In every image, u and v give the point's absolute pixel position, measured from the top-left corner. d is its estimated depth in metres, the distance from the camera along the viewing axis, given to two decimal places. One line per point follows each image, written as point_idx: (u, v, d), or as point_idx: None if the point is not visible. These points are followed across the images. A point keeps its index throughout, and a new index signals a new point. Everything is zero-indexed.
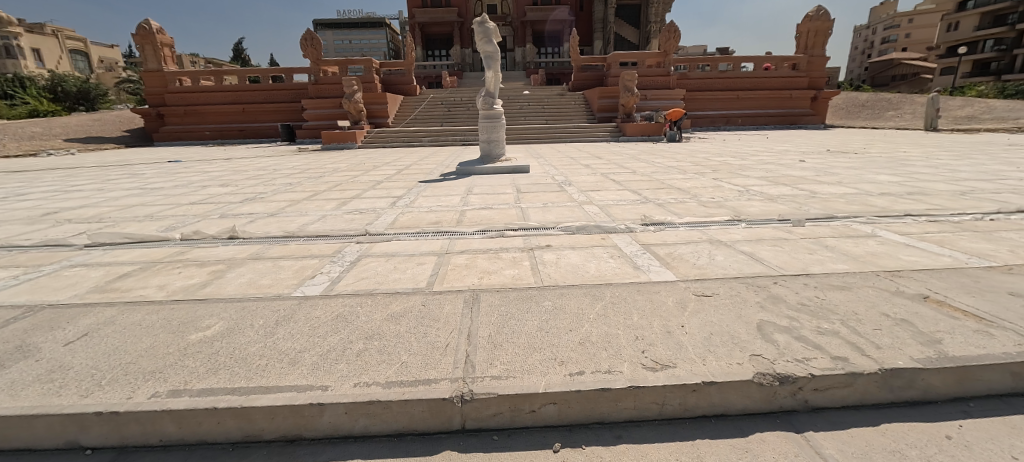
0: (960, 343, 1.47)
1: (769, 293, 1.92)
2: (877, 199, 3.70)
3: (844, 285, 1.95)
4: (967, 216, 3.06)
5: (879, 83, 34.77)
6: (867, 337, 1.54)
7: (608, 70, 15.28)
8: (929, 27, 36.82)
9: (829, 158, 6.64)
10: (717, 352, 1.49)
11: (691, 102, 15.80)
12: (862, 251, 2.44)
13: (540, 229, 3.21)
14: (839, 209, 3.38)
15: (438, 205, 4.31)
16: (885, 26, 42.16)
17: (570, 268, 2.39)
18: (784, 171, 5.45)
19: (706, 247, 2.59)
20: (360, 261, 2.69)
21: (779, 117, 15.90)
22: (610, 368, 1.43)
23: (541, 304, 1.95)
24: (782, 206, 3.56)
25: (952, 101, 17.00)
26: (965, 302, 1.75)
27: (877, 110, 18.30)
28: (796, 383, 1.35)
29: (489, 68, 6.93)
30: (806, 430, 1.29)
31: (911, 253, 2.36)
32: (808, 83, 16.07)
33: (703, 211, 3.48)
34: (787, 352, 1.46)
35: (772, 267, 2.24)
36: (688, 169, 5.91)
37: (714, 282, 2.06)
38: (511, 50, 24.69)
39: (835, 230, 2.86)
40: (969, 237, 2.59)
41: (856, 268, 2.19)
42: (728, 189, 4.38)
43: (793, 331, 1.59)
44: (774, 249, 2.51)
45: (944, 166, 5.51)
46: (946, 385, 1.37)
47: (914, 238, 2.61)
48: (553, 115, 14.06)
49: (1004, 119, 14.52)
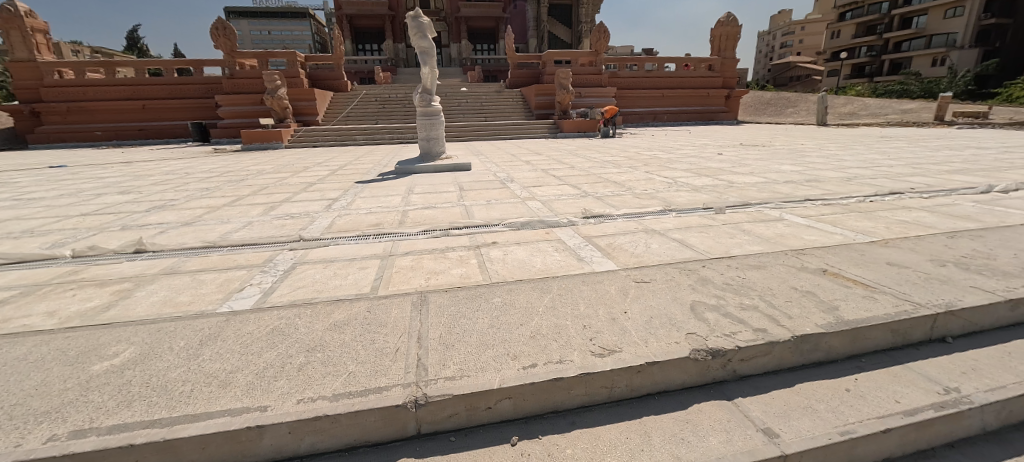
0: (853, 308, 1.71)
1: (698, 275, 2.09)
2: (783, 186, 4.17)
3: (760, 265, 2.18)
4: (853, 199, 3.56)
5: (779, 83, 39.13)
6: (781, 309, 1.73)
7: (543, 67, 15.64)
8: (817, 34, 42.15)
9: (742, 151, 7.34)
10: (657, 334, 1.59)
11: (622, 100, 16.67)
12: (773, 233, 2.74)
13: (485, 226, 3.20)
14: (753, 196, 3.76)
15: (378, 206, 4.13)
16: (782, 33, 47.58)
17: (516, 263, 2.42)
18: (706, 163, 5.94)
19: (642, 237, 2.76)
20: (295, 270, 2.51)
21: (699, 113, 17.30)
22: (561, 359, 1.47)
23: (491, 301, 1.95)
24: (705, 195, 3.89)
25: (836, 100, 19.58)
26: (856, 273, 2.04)
27: (779, 108, 20.59)
28: (725, 355, 1.48)
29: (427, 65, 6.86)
30: (736, 397, 1.43)
31: (811, 233, 2.70)
32: (722, 83, 17.63)
33: (638, 203, 3.70)
34: (716, 329, 1.61)
35: (700, 251, 2.44)
36: (622, 163, 6.23)
37: (650, 269, 2.21)
38: (446, 46, 24.48)
39: (750, 215, 3.19)
40: (855, 217, 3.02)
41: (769, 248, 2.46)
42: (658, 181, 4.68)
43: (720, 309, 1.76)
44: (702, 235, 2.73)
45: (833, 156, 6.35)
46: (844, 345, 1.59)
47: (813, 220, 2.98)
48: (493, 112, 14.09)
49: (875, 116, 17.06)
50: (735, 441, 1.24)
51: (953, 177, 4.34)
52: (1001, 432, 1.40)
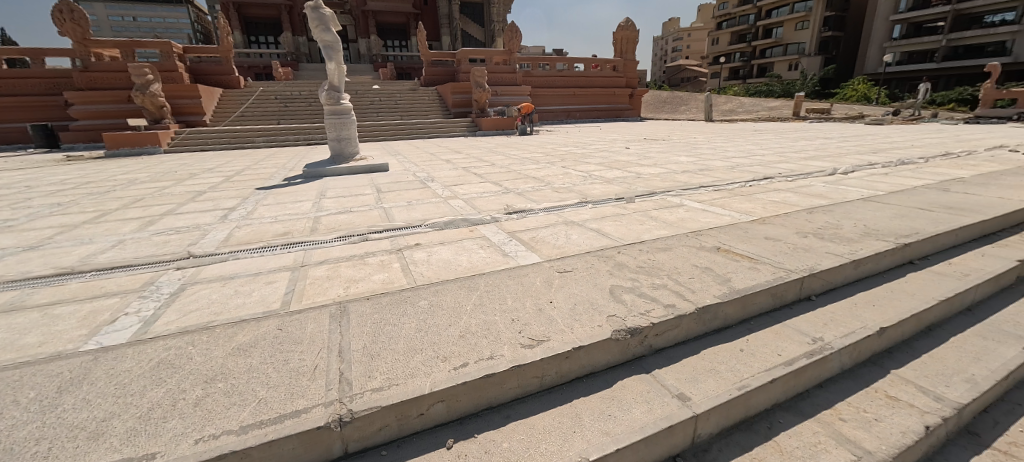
0: (742, 279, 1.96)
1: (615, 261, 2.24)
2: (681, 175, 4.64)
3: (666, 247, 2.40)
4: (736, 184, 4.08)
5: (673, 83, 43.50)
6: (685, 285, 1.93)
7: (458, 65, 15.53)
8: (701, 40, 47.60)
9: (646, 145, 8.00)
10: (581, 319, 1.67)
11: (537, 98, 17.20)
12: (676, 217, 3.04)
13: (406, 228, 3.08)
14: (658, 186, 4.13)
15: (285, 214, 3.77)
16: (673, 38, 53.00)
17: (441, 264, 2.37)
18: (616, 157, 6.38)
19: (562, 229, 2.87)
20: (185, 291, 2.18)
21: (608, 111, 18.55)
22: (492, 354, 1.47)
23: (417, 304, 1.88)
24: (617, 187, 4.18)
25: (719, 99, 22.29)
26: (743, 248, 2.34)
27: (675, 106, 22.90)
28: (642, 333, 1.60)
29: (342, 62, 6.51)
30: (654, 370, 1.55)
31: (705, 216, 3.04)
32: (626, 83, 19.05)
33: (557, 197, 3.85)
34: (633, 308, 1.73)
35: (615, 239, 2.62)
36: (541, 159, 6.43)
37: (572, 259, 2.31)
38: (353, 41, 23.22)
39: (656, 203, 3.49)
40: (739, 200, 3.47)
41: (673, 232, 2.71)
42: (575, 175, 4.92)
43: (635, 290, 1.90)
44: (615, 223, 2.93)
45: (719, 148, 7.24)
46: (736, 311, 1.82)
47: (708, 204, 3.36)
48: (409, 111, 13.63)
49: (750, 113, 19.79)
50: (655, 410, 1.36)
51: (808, 163, 5.21)
52: (854, 369, 1.70)
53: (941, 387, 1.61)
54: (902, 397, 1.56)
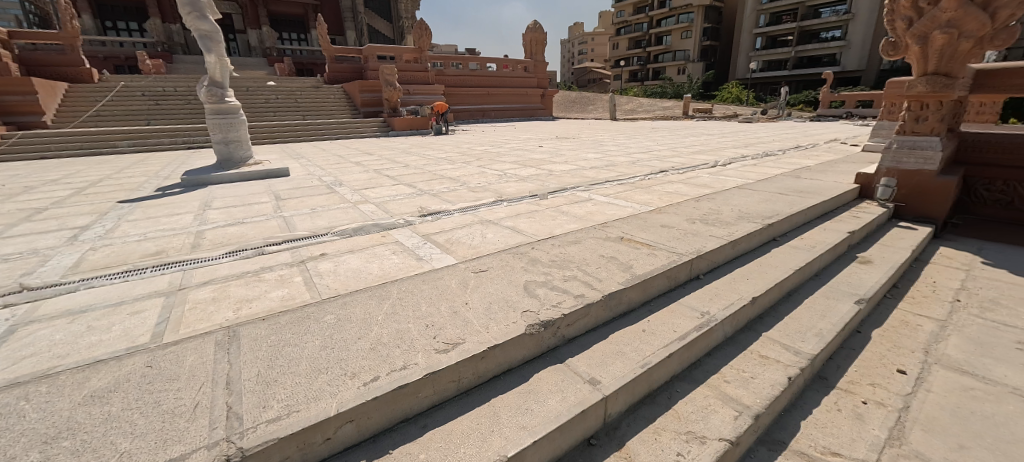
0: (642, 265, 2.14)
1: (529, 257, 2.29)
2: (590, 172, 4.92)
3: (576, 240, 2.53)
4: (637, 178, 4.44)
5: (582, 84, 46.21)
6: (593, 274, 2.04)
7: (365, 62, 14.83)
8: (604, 45, 51.17)
9: (558, 143, 8.37)
10: (496, 318, 1.67)
11: (451, 97, 17.10)
12: (584, 211, 3.21)
13: (310, 237, 2.84)
14: (568, 182, 4.33)
15: (160, 229, 3.24)
16: (578, 42, 56.09)
17: (350, 273, 2.22)
18: (529, 155, 6.56)
19: (478, 228, 2.86)
20: (16, 334, 1.76)
21: (522, 110, 19.02)
22: (405, 364, 1.41)
23: (322, 320, 1.73)
24: (531, 184, 4.29)
25: (622, 99, 24.19)
26: (643, 236, 2.55)
27: (583, 106, 24.34)
28: (554, 325, 1.66)
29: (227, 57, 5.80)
30: (567, 359, 1.62)
31: (611, 209, 3.25)
32: (537, 83, 19.71)
33: (473, 196, 3.84)
34: (545, 302, 1.79)
35: (529, 235, 2.68)
36: (457, 159, 6.37)
37: (488, 257, 2.31)
38: (241, 32, 20.81)
39: (567, 198, 3.65)
40: (640, 192, 3.78)
41: (582, 225, 2.86)
42: (490, 174, 4.96)
43: (548, 283, 1.96)
44: (529, 220, 3.00)
45: (622, 144, 7.84)
46: (638, 295, 1.97)
47: (613, 197, 3.60)
48: (312, 110, 12.60)
49: (648, 112, 21.75)
50: (569, 397, 1.42)
51: (695, 157, 5.86)
52: (735, 336, 1.95)
53: (799, 342, 1.92)
54: (771, 354, 1.83)
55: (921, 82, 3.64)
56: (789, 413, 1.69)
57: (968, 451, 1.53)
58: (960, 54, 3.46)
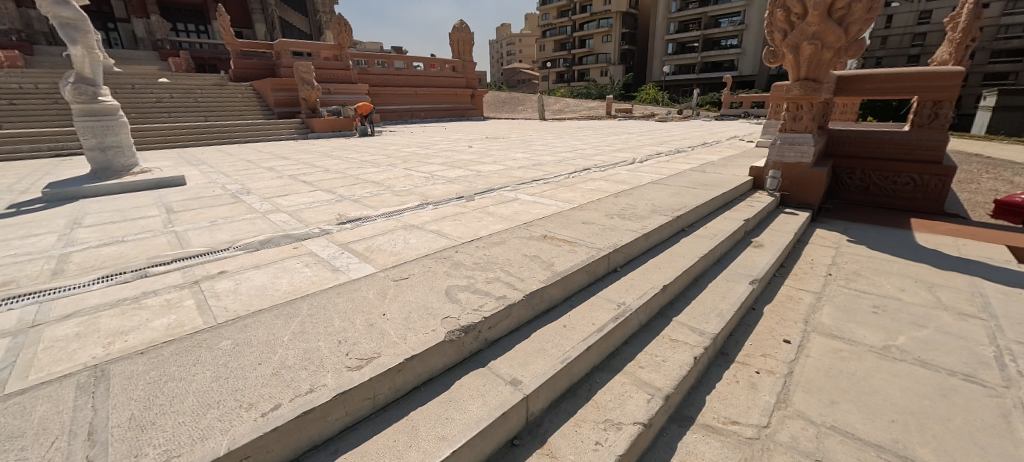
0: (563, 261, 2.20)
1: (452, 261, 2.25)
2: (517, 171, 4.99)
3: (501, 240, 2.53)
4: (562, 176, 4.59)
5: (512, 84, 46.99)
6: (515, 274, 2.05)
7: (278, 58, 13.78)
8: (531, 46, 52.42)
9: (488, 143, 8.40)
10: (416, 327, 1.61)
11: (376, 97, 16.42)
12: (510, 211, 3.24)
13: (209, 254, 2.54)
14: (496, 182, 4.35)
15: (9, 254, 2.70)
16: (506, 43, 56.84)
17: (253, 292, 2.01)
18: (458, 156, 6.49)
19: (401, 234, 2.76)
20: None
21: (452, 111, 18.83)
22: (312, 386, 1.30)
23: (216, 347, 1.55)
24: (458, 186, 4.24)
25: (550, 100, 24.99)
26: (565, 233, 2.63)
27: (513, 106, 24.82)
28: (475, 329, 1.64)
29: (96, 47, 5.01)
30: (490, 362, 1.61)
31: (536, 208, 3.31)
32: (466, 83, 19.63)
33: (397, 201, 3.70)
34: (467, 306, 1.76)
35: (453, 238, 2.64)
36: (382, 162, 6.12)
37: (409, 264, 2.23)
38: (124, 21, 18.21)
39: (494, 198, 3.67)
40: (564, 190, 3.91)
41: (507, 225, 2.88)
42: (417, 176, 4.83)
43: (470, 287, 1.94)
44: (454, 223, 2.96)
45: (549, 144, 8.07)
46: (559, 291, 2.02)
47: (538, 196, 3.68)
48: (217, 110, 11.38)
49: (574, 112, 22.68)
50: (490, 401, 1.41)
51: (615, 154, 6.20)
52: (650, 324, 2.08)
53: (703, 323, 2.09)
54: (680, 338, 1.97)
55: (795, 87, 4.17)
56: (696, 390, 1.84)
57: (836, 405, 1.77)
58: (824, 63, 4.01)
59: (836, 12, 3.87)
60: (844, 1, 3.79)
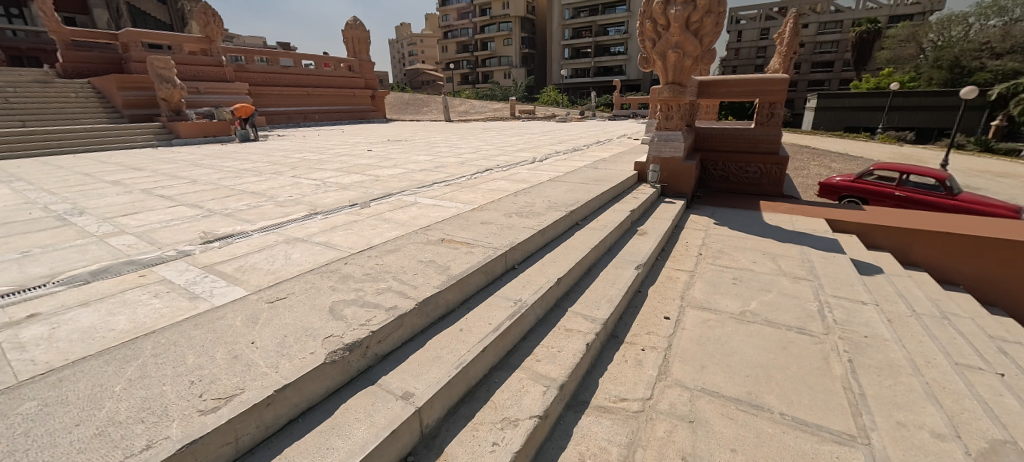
0: (459, 264, 2.17)
1: (340, 274, 2.09)
2: (418, 175, 4.84)
3: (395, 248, 2.41)
4: (464, 178, 4.57)
5: (415, 85, 45.93)
6: (409, 282, 1.97)
7: (125, 51, 11.66)
8: (433, 47, 51.95)
9: (388, 147, 8.06)
10: (290, 353, 1.45)
11: (259, 97, 14.74)
12: (408, 216, 3.12)
13: (13, 293, 2.00)
14: (395, 187, 4.17)
15: None
16: (407, 42, 55.21)
17: (77, 336, 1.63)
18: (354, 160, 6.12)
19: (281, 249, 2.49)
20: None
21: (350, 113, 17.76)
22: (151, 441, 1.08)
23: (13, 413, 1.21)
24: (353, 192, 3.98)
25: (455, 101, 25.00)
26: (462, 235, 2.61)
27: (416, 107, 24.34)
28: (362, 345, 1.53)
29: None
30: (379, 379, 1.52)
31: (435, 211, 3.23)
32: (364, 84, 18.68)
33: (279, 212, 3.33)
34: (353, 322, 1.63)
35: (343, 249, 2.46)
36: (265, 170, 5.50)
37: (287, 283, 2.01)
38: None
39: (391, 204, 3.50)
40: (465, 191, 3.89)
41: (403, 231, 2.77)
42: (306, 184, 4.42)
43: (358, 300, 1.81)
44: (345, 233, 2.76)
45: (452, 145, 8.03)
46: (455, 295, 1.99)
47: (438, 199, 3.61)
48: (41, 113, 9.22)
49: (480, 113, 22.95)
50: (379, 420, 1.32)
51: (517, 154, 6.38)
52: (546, 317, 2.16)
53: (594, 310, 2.23)
54: (574, 327, 2.08)
55: (666, 90, 4.68)
56: (590, 374, 1.96)
57: (705, 369, 2.02)
58: (686, 69, 4.58)
59: (693, 24, 4.44)
60: (698, 16, 4.36)
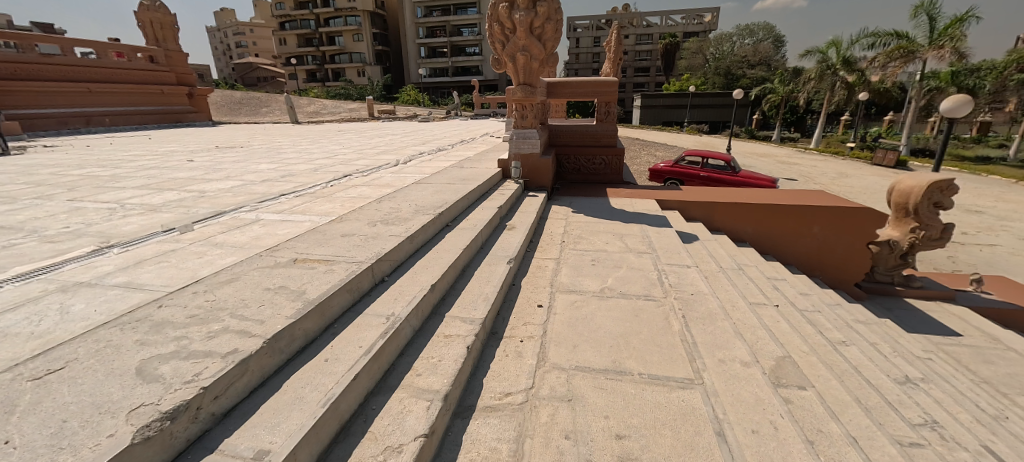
0: (317, 286, 1.92)
1: (151, 321, 1.63)
2: (258, 186, 4.17)
3: (231, 278, 2.00)
4: (318, 186, 4.10)
5: (249, 82, 39.83)
6: (253, 316, 1.65)
7: None
8: (267, 39, 45.75)
9: (216, 155, 6.78)
10: (74, 443, 1.06)
11: (7, 96, 10.80)
12: (248, 237, 2.65)
13: None
14: (228, 202, 3.51)
15: None
16: (232, 31, 47.17)
17: None
18: (168, 174, 4.96)
19: (54, 301, 1.85)
20: None
21: (160, 114, 14.63)
22: None
23: None
24: (168, 214, 3.21)
25: (302, 100, 22.63)
26: (318, 252, 2.32)
27: (253, 107, 21.44)
28: (191, 406, 1.22)
29: None
30: (222, 444, 1.23)
31: (283, 228, 2.80)
32: (175, 79, 15.48)
33: (49, 250, 2.47)
34: (175, 381, 1.29)
35: (155, 288, 1.94)
36: (22, 193, 4.06)
37: (64, 346, 1.48)
38: None
39: (223, 224, 2.92)
40: (320, 202, 3.48)
41: (242, 256, 2.34)
42: (94, 209, 3.39)
43: (182, 350, 1.44)
44: (159, 266, 2.20)
45: (301, 150, 7.16)
46: (315, 322, 1.76)
47: (286, 213, 3.16)
48: None
49: (334, 114, 21.16)
50: None
51: (378, 157, 6.01)
52: (423, 328, 2.07)
53: (471, 311, 2.23)
54: (453, 332, 2.03)
55: (519, 90, 4.96)
56: (474, 376, 1.95)
57: (577, 348, 2.19)
58: (534, 71, 4.91)
59: (536, 30, 4.80)
60: (540, 22, 4.74)
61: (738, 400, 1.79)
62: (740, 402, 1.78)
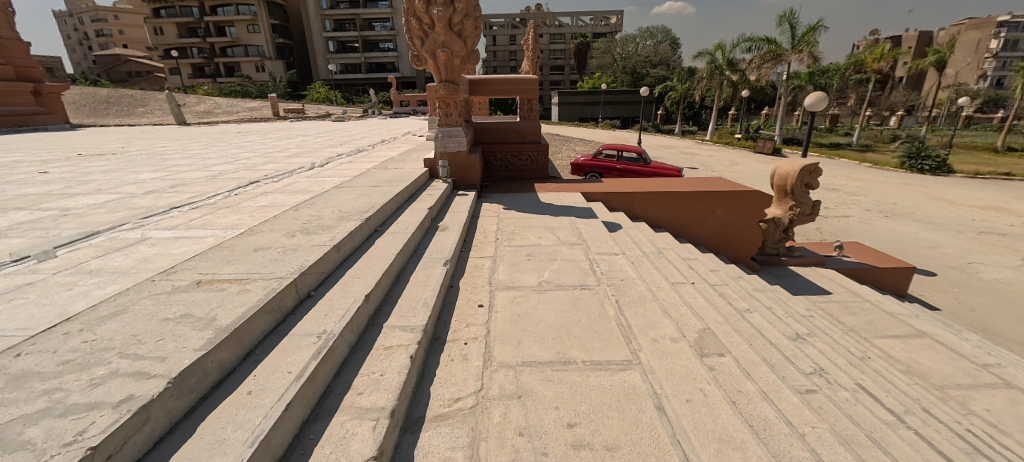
0: (230, 309, 1.69)
1: (3, 376, 1.30)
2: (141, 199, 3.56)
3: (116, 311, 1.68)
4: (218, 196, 3.63)
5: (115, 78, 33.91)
6: (152, 353, 1.41)
7: None
8: (136, 27, 39.21)
9: (79, 164, 5.66)
10: None
11: None
12: (133, 260, 2.25)
13: None
14: (103, 220, 2.95)
15: None
16: (88, 16, 39.73)
17: None
18: (11, 190, 4.02)
19: None
20: None
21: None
22: None
23: None
24: (18, 239, 2.60)
25: (189, 98, 19.93)
26: (228, 271, 2.04)
27: (125, 109, 18.36)
28: None
29: None
30: None
31: (179, 247, 2.42)
32: (15, 74, 12.69)
33: None
34: (50, 445, 1.05)
35: (7, 334, 1.56)
36: None
37: None
38: None
39: (99, 247, 2.45)
40: (224, 213, 3.08)
41: (128, 283, 1.98)
42: None
43: (57, 406, 1.17)
44: (10, 305, 1.77)
45: (191, 155, 6.27)
46: (231, 351, 1.55)
47: (181, 229, 2.74)
48: None
49: (230, 114, 18.93)
50: None
51: (289, 161, 5.49)
52: (360, 342, 1.93)
53: (411, 318, 2.13)
54: (393, 342, 1.93)
55: (441, 88, 4.83)
56: (420, 385, 1.87)
57: (522, 343, 2.21)
58: (456, 68, 4.82)
59: (456, 26, 4.72)
60: (458, 19, 4.67)
61: (671, 374, 1.95)
62: (673, 376, 1.93)
